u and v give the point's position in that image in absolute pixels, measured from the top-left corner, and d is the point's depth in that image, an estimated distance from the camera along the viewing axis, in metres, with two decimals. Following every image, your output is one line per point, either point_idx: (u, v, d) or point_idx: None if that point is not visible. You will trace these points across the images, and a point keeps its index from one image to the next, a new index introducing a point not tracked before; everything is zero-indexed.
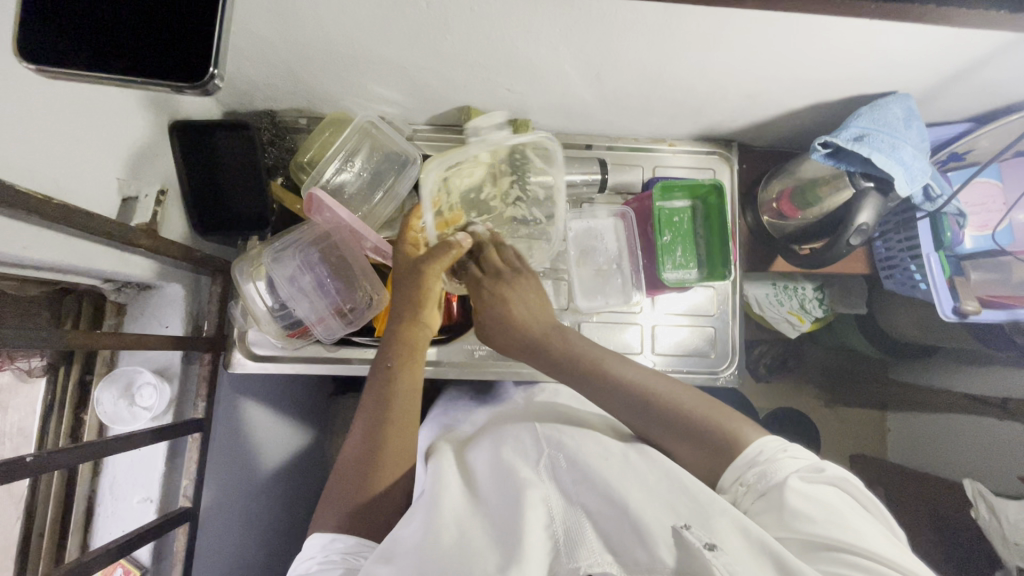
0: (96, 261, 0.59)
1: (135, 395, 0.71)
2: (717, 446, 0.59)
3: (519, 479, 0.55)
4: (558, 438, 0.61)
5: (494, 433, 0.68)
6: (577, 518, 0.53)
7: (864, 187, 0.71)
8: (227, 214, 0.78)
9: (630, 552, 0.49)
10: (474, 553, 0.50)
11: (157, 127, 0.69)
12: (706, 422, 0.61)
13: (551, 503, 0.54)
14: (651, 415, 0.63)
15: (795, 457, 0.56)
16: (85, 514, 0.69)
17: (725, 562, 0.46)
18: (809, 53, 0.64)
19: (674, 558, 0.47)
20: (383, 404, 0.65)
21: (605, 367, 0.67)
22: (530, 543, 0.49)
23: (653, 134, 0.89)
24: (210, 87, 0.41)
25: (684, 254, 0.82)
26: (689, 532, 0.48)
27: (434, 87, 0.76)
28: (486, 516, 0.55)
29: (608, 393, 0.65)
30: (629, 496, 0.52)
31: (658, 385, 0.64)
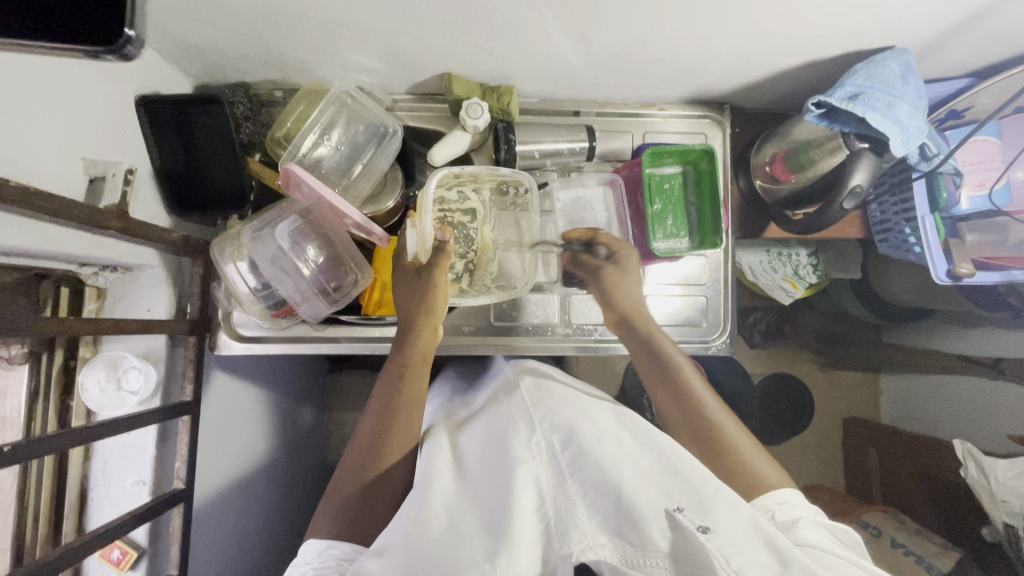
0: (65, 243, 0.57)
1: (122, 378, 0.70)
2: (742, 473, 0.62)
3: (510, 457, 0.56)
4: (550, 420, 0.62)
5: (485, 416, 0.69)
6: (568, 499, 0.52)
7: (857, 148, 0.67)
8: (203, 191, 0.75)
9: (625, 537, 0.48)
10: (463, 542, 0.50)
11: (124, 103, 0.66)
12: (729, 446, 0.64)
13: (540, 481, 0.55)
14: (698, 427, 0.66)
15: (822, 520, 0.56)
16: (79, 498, 0.70)
17: (719, 545, 0.44)
18: (806, 5, 0.61)
19: (667, 542, 0.46)
20: (387, 410, 0.66)
21: (674, 361, 0.72)
22: (521, 530, 0.49)
23: (643, 98, 0.86)
24: (126, 51, 0.38)
25: (675, 223, 0.80)
26: (683, 515, 0.47)
27: (412, 53, 0.72)
28: (474, 502, 0.55)
29: (678, 398, 0.69)
30: (623, 476, 0.51)
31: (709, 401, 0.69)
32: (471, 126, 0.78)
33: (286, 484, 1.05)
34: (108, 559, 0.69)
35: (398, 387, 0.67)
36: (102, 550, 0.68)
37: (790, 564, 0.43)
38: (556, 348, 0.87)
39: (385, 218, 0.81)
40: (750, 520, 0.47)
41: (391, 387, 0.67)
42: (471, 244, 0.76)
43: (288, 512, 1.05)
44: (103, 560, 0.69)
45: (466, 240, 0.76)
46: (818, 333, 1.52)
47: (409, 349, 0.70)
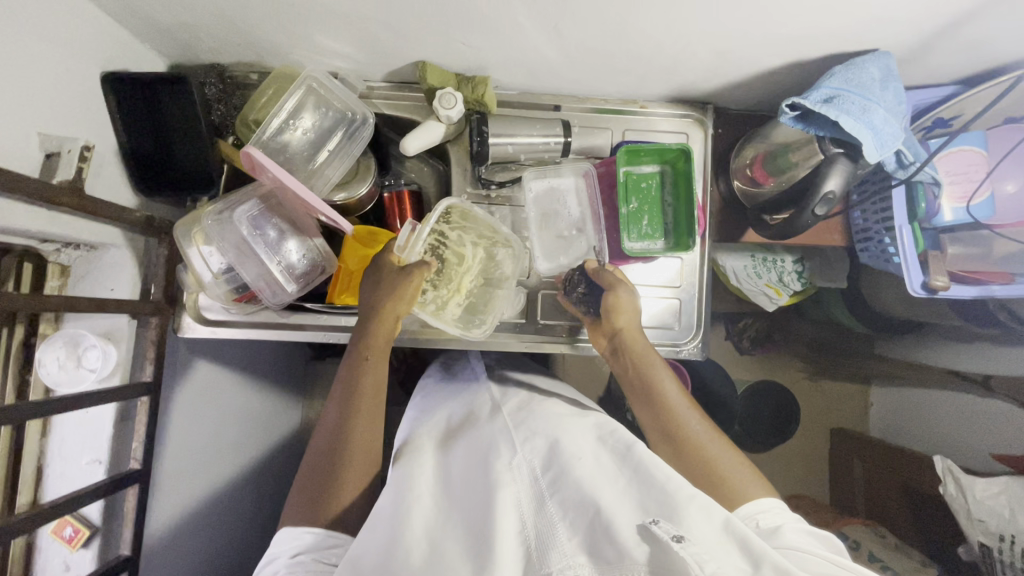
0: (20, 219, 0.57)
1: (82, 356, 0.70)
2: (722, 486, 0.61)
3: (492, 480, 0.56)
4: (529, 442, 0.62)
5: (468, 436, 0.67)
6: (549, 521, 0.51)
7: (832, 153, 0.65)
8: (171, 172, 0.75)
9: (600, 552, 0.46)
10: (446, 568, 0.49)
11: (89, 79, 0.65)
12: (711, 459, 0.63)
13: (521, 505, 0.54)
14: (680, 445, 0.65)
15: (803, 523, 0.57)
16: (35, 473, 0.70)
17: (693, 552, 0.43)
18: (781, 5, 0.59)
19: (645, 554, 0.45)
20: (348, 407, 0.66)
21: (661, 380, 0.69)
22: (501, 550, 0.48)
23: (623, 95, 0.84)
24: None
25: (651, 223, 0.78)
26: (658, 526, 0.46)
27: (384, 39, 0.71)
28: (457, 527, 0.54)
29: (659, 417, 0.67)
30: (600, 493, 0.52)
31: (692, 419, 0.66)
32: (444, 116, 0.76)
33: (256, 469, 1.05)
34: (61, 537, 0.69)
35: (360, 379, 0.67)
36: (54, 526, 0.68)
37: (761, 562, 0.44)
38: (525, 345, 0.85)
39: (360, 205, 0.82)
40: (724, 524, 0.48)
41: (348, 388, 0.67)
42: (446, 283, 0.76)
43: (261, 497, 1.06)
44: (56, 537, 0.69)
45: (447, 279, 0.76)
46: (808, 342, 1.50)
47: (369, 335, 0.69)
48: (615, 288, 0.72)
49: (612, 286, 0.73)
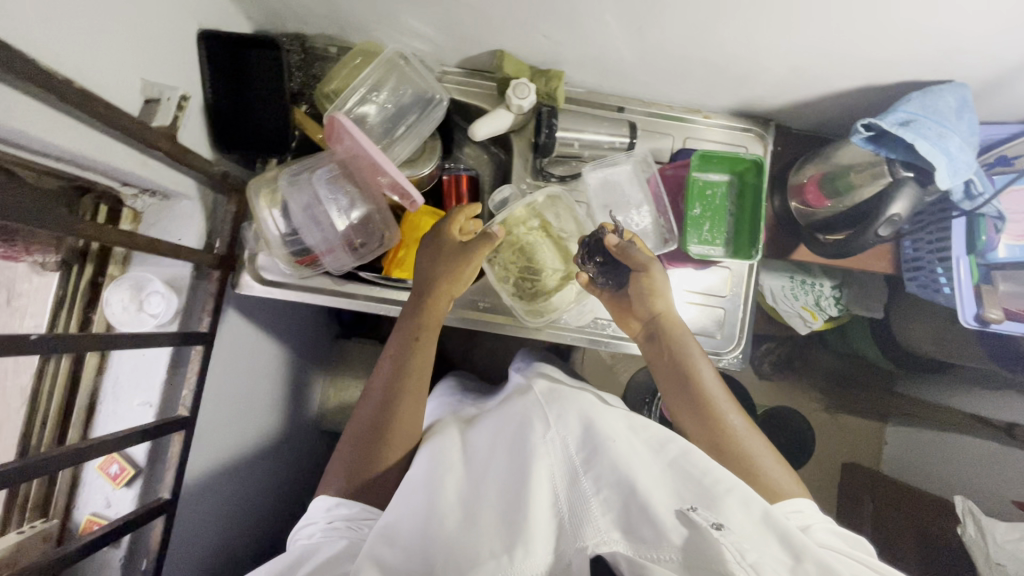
0: (116, 159, 0.60)
1: (145, 301, 0.72)
2: (759, 480, 0.63)
3: (528, 453, 0.58)
4: (563, 420, 0.63)
5: (495, 414, 0.69)
6: (583, 497, 0.53)
7: (901, 176, 0.66)
8: (248, 133, 0.77)
9: (637, 531, 0.49)
10: (481, 532, 0.51)
11: (187, 35, 0.68)
12: (748, 453, 0.65)
13: (554, 478, 0.56)
14: (716, 433, 0.67)
15: (831, 524, 0.60)
16: (87, 408, 0.72)
17: (734, 540, 0.45)
18: (868, 24, 0.60)
19: (681, 538, 0.47)
20: (395, 385, 0.68)
21: (700, 369, 0.71)
22: (534, 521, 0.51)
23: (688, 103, 0.85)
24: None
25: (712, 230, 0.80)
26: (696, 512, 0.49)
27: (468, 25, 0.73)
28: (490, 493, 0.56)
29: (695, 406, 0.69)
30: (637, 474, 0.53)
31: (728, 411, 0.68)
32: (515, 105, 0.78)
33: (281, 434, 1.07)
34: (106, 473, 0.71)
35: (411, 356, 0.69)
36: (101, 461, 0.71)
37: (803, 556, 0.46)
38: (569, 337, 0.86)
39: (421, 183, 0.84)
40: (762, 516, 0.49)
41: (391, 367, 0.70)
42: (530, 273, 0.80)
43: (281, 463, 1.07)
44: (101, 472, 0.71)
45: (530, 265, 0.80)
46: (829, 372, 1.49)
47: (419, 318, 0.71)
48: (649, 268, 0.72)
49: (642, 267, 0.72)
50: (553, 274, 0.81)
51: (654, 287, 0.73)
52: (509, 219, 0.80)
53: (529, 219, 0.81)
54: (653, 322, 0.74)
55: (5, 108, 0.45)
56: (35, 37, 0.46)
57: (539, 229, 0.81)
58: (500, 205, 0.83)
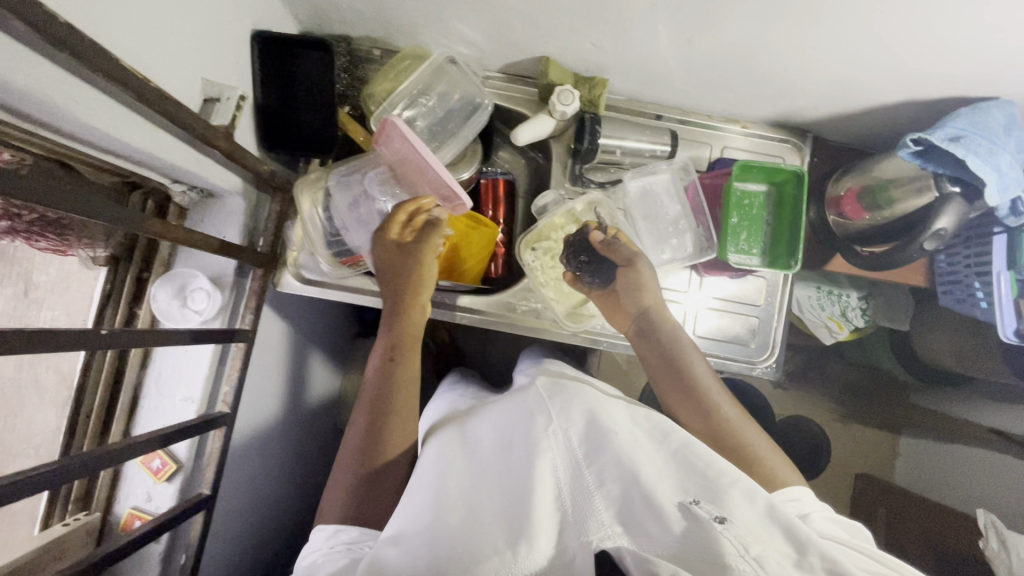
0: (175, 156, 0.60)
1: (189, 297, 0.73)
2: (757, 470, 0.63)
3: (531, 449, 0.56)
4: (566, 413, 0.61)
5: (496, 406, 0.68)
6: (587, 491, 0.52)
7: (949, 191, 0.67)
8: (295, 134, 0.78)
9: (640, 525, 0.47)
10: (485, 528, 0.50)
11: (242, 35, 0.69)
12: (745, 444, 0.65)
13: (558, 472, 0.54)
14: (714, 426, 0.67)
15: (830, 511, 0.58)
16: (130, 403, 0.73)
17: (737, 534, 0.44)
18: (921, 40, 0.61)
19: (682, 529, 0.46)
20: (384, 392, 0.68)
21: (692, 362, 0.71)
22: (538, 516, 0.49)
23: (727, 113, 0.86)
24: None
25: (748, 239, 0.81)
26: (699, 507, 0.48)
27: (517, 31, 0.73)
28: (493, 488, 0.55)
29: (690, 399, 0.69)
30: (642, 467, 0.52)
31: (722, 403, 0.68)
32: (559, 112, 0.78)
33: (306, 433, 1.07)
34: (149, 467, 0.72)
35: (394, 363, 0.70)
36: (144, 456, 0.71)
37: (808, 550, 0.44)
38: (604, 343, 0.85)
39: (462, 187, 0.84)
40: (767, 510, 0.48)
41: (384, 372, 0.69)
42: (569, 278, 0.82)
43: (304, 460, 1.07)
44: (144, 466, 0.72)
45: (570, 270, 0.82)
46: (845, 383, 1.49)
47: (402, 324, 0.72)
48: (635, 263, 0.75)
49: (630, 262, 0.75)
50: None
51: (643, 280, 0.75)
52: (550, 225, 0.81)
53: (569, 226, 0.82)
54: (644, 317, 0.75)
55: (85, 106, 0.46)
56: (114, 36, 0.46)
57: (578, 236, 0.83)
58: (540, 211, 0.83)
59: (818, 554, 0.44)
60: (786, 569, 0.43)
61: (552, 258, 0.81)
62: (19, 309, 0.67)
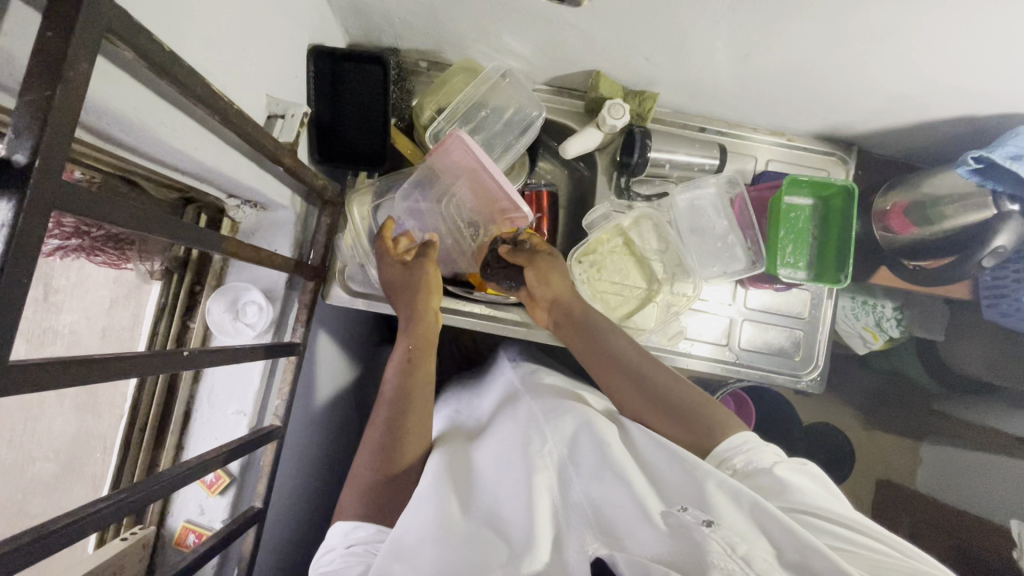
0: (240, 173, 0.60)
1: (241, 311, 0.73)
2: (696, 427, 0.60)
3: (527, 462, 0.54)
4: (556, 424, 0.59)
5: (499, 420, 0.66)
6: (580, 503, 0.50)
7: (1008, 210, 0.69)
8: (346, 145, 0.78)
9: (634, 537, 0.46)
10: (486, 544, 0.49)
11: (299, 50, 0.69)
12: (683, 403, 0.62)
13: (553, 487, 0.53)
14: (653, 400, 0.63)
15: (780, 455, 0.56)
16: (183, 416, 0.72)
17: (724, 536, 0.43)
18: (985, 57, 0.61)
19: (669, 536, 0.45)
20: (399, 399, 0.64)
21: (616, 346, 0.70)
22: (539, 530, 0.48)
23: (772, 126, 0.86)
24: None
25: (795, 252, 0.81)
26: (687, 514, 0.46)
27: (571, 46, 0.73)
28: (495, 506, 0.53)
29: (619, 379, 0.67)
30: (633, 478, 0.51)
31: (652, 374, 0.66)
32: (608, 125, 0.78)
33: (341, 444, 1.07)
34: (202, 481, 0.72)
35: (407, 369, 0.67)
36: None
37: (788, 552, 0.42)
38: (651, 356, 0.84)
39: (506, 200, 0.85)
40: (753, 507, 0.46)
41: (402, 375, 0.66)
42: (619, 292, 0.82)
43: (338, 469, 1.07)
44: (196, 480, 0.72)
45: (619, 284, 0.82)
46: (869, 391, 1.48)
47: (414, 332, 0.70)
48: (534, 261, 0.76)
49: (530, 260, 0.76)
50: (639, 294, 0.82)
51: (545, 275, 0.75)
52: (596, 238, 0.82)
53: (616, 240, 0.83)
54: (566, 312, 0.74)
55: (171, 128, 0.46)
56: (199, 58, 0.46)
57: (626, 250, 0.83)
58: (588, 224, 0.84)
59: (797, 545, 0.42)
60: (773, 566, 0.41)
61: (597, 272, 0.82)
62: (38, 313, 0.68)
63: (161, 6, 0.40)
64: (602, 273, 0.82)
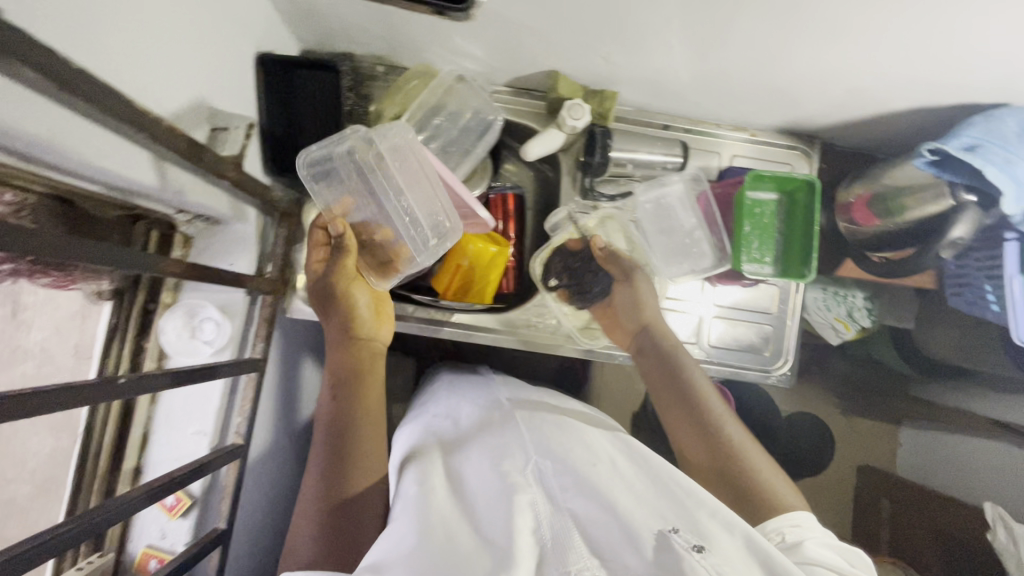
0: (182, 188, 0.58)
1: (198, 328, 0.71)
2: (748, 501, 0.60)
3: (509, 482, 0.52)
4: (540, 446, 0.59)
5: (479, 437, 0.63)
6: (565, 521, 0.49)
7: (965, 200, 0.67)
8: (301, 155, 0.76)
9: (619, 559, 0.46)
10: (467, 555, 0.46)
11: (245, 59, 0.67)
12: (743, 469, 0.62)
13: (537, 505, 0.50)
14: (715, 448, 0.65)
15: (825, 533, 0.55)
16: (141, 439, 0.71)
17: (714, 564, 0.43)
18: (936, 50, 0.61)
19: (656, 558, 0.44)
20: (338, 433, 0.64)
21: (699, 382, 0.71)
22: (521, 547, 0.45)
23: (736, 122, 0.86)
24: None
25: (760, 247, 0.80)
26: (677, 536, 0.46)
27: (527, 48, 0.72)
28: (474, 520, 0.51)
29: (688, 410, 0.68)
30: (617, 497, 0.50)
31: (727, 423, 0.67)
32: (569, 126, 0.77)
33: None
34: (162, 504, 0.70)
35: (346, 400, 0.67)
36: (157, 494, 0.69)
37: None
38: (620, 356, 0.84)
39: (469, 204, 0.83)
40: (745, 540, 0.47)
41: (338, 406, 0.66)
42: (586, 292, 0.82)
43: None
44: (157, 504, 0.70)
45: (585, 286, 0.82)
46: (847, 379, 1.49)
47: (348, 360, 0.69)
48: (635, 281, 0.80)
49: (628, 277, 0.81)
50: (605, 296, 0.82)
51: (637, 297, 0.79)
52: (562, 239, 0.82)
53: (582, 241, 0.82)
54: (648, 334, 0.76)
55: (94, 146, 0.44)
56: (123, 73, 0.45)
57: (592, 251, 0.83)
58: (553, 227, 0.83)
59: None
60: None
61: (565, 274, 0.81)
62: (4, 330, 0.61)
63: (75, 21, 0.39)
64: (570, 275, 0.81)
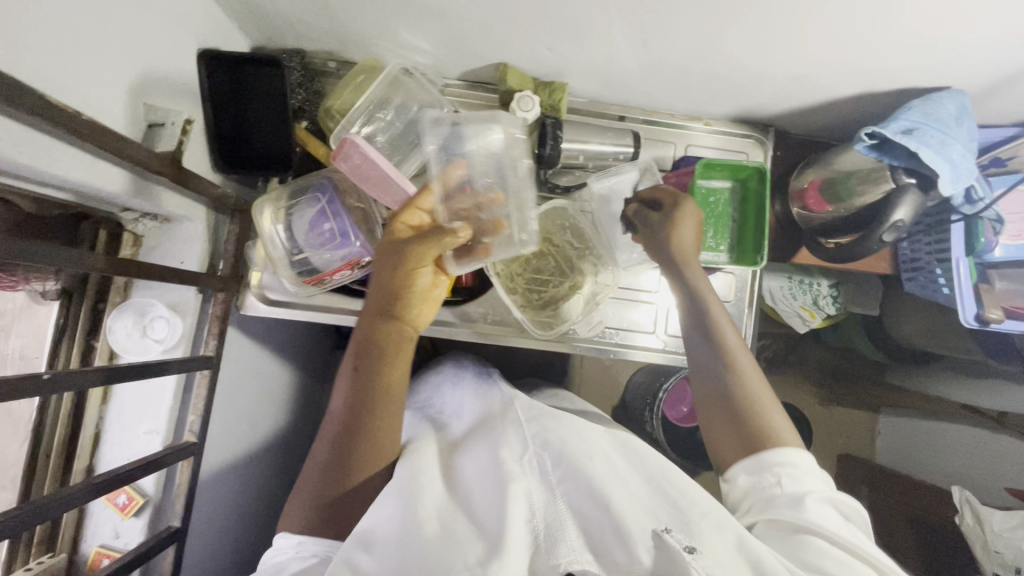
0: (120, 185, 0.58)
1: (148, 326, 0.70)
2: (747, 434, 0.61)
3: (504, 472, 0.53)
4: (543, 438, 0.58)
5: (485, 434, 0.62)
6: (557, 513, 0.51)
7: (905, 182, 0.69)
8: (250, 151, 0.76)
9: (607, 551, 0.47)
10: (458, 544, 0.48)
11: (187, 55, 0.66)
12: (751, 410, 0.62)
13: (532, 496, 0.52)
14: (726, 396, 0.64)
15: (823, 485, 0.57)
16: (92, 440, 0.70)
17: (704, 565, 0.44)
18: (873, 35, 0.61)
19: (651, 559, 0.46)
20: (350, 415, 0.59)
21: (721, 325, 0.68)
22: (512, 538, 0.47)
23: (690, 111, 0.86)
24: None
25: (715, 235, 0.81)
26: (670, 536, 0.47)
27: (473, 40, 0.72)
28: (472, 512, 0.52)
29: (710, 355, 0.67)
30: (611, 493, 0.51)
31: (741, 362, 0.66)
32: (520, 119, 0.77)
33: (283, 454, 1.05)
34: (114, 504, 0.70)
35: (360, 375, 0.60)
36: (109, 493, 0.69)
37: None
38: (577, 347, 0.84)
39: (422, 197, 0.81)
40: (736, 541, 0.47)
41: (350, 386, 0.61)
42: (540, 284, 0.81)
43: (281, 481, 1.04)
44: (110, 503, 0.70)
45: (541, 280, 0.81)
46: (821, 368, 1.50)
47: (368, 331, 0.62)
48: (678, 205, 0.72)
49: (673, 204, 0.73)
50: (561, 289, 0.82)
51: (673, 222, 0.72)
52: None
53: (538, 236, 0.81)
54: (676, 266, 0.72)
55: (15, 143, 0.44)
56: (43, 68, 0.44)
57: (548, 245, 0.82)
58: None
59: None
60: None
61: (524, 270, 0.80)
62: None
63: None
64: (528, 269, 0.80)
